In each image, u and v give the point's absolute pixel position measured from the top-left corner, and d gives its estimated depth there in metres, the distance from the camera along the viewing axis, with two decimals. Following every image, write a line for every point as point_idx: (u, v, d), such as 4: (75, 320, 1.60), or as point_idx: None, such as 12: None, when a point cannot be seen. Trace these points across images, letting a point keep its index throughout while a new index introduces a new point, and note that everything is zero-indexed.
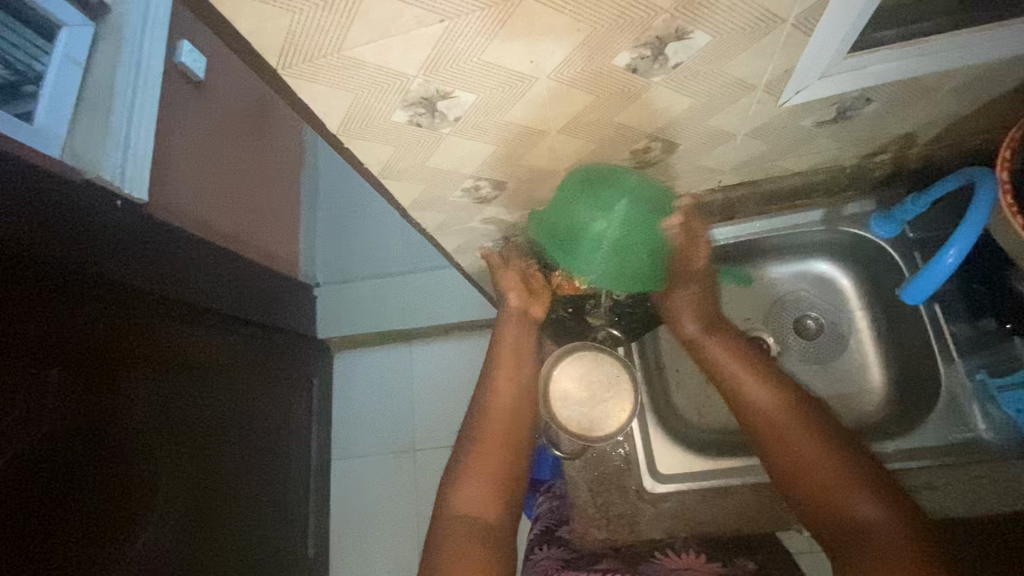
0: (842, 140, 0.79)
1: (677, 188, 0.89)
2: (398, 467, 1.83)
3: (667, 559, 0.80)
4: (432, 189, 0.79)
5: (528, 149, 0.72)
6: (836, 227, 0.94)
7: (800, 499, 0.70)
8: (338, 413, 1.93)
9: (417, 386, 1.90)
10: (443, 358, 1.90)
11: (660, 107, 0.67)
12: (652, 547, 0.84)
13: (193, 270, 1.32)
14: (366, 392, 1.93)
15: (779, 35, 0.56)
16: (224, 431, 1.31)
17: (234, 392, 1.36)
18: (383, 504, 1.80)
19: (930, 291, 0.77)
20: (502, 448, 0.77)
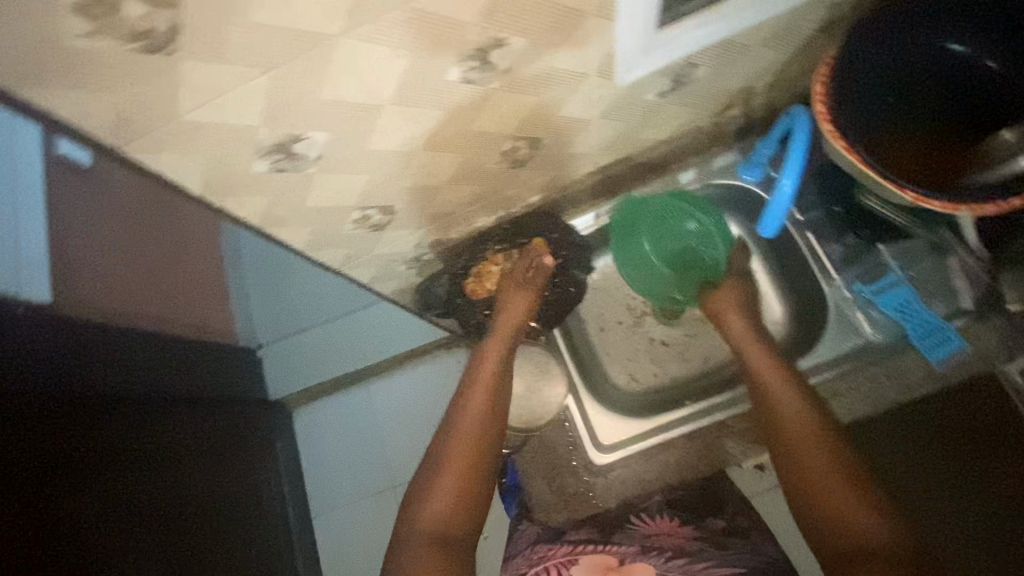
0: (688, 104, 0.87)
1: (558, 177, 0.94)
2: (380, 506, 1.82)
3: (641, 526, 0.86)
4: (321, 227, 0.80)
5: (401, 172, 0.75)
6: (709, 181, 1.02)
7: (811, 510, 0.73)
8: (309, 468, 1.90)
9: (383, 420, 1.90)
10: (400, 398, 1.90)
11: (510, 109, 0.71)
12: (626, 511, 0.89)
13: (117, 361, 1.27)
14: (333, 440, 1.91)
15: (587, 26, 0.62)
16: (190, 525, 1.26)
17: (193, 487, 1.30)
18: (373, 546, 1.78)
19: (779, 221, 0.83)
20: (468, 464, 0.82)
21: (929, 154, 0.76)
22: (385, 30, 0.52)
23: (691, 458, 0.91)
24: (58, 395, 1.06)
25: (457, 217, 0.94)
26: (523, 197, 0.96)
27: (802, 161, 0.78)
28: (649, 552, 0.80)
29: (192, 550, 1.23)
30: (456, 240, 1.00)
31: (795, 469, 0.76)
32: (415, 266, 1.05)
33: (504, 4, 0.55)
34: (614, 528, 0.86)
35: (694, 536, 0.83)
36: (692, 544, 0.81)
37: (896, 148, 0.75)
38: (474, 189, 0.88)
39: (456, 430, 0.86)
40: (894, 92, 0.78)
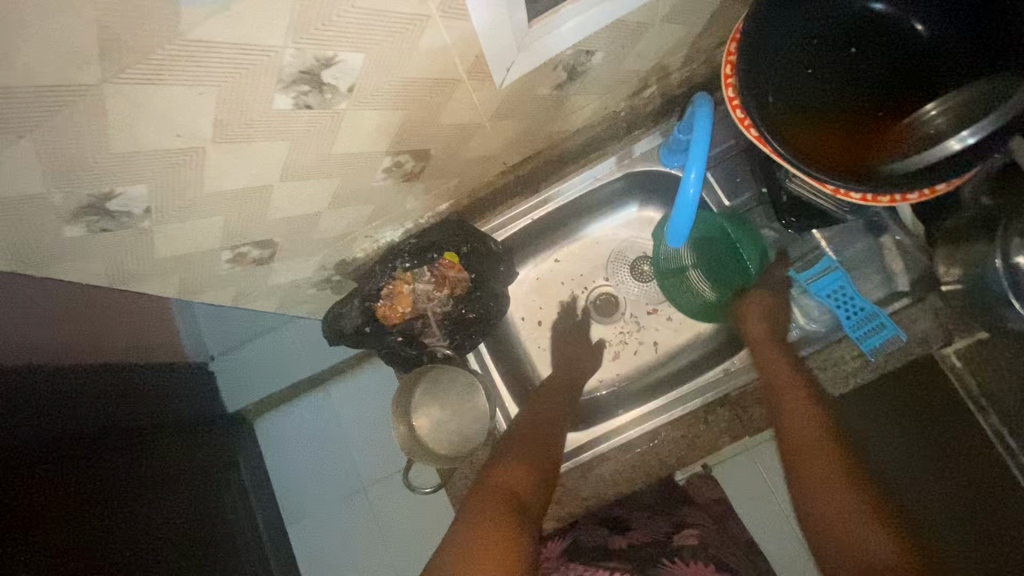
0: (593, 92, 0.78)
1: (465, 182, 0.86)
2: (348, 508, 1.79)
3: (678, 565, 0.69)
4: (192, 271, 0.71)
5: (264, 208, 0.66)
6: (631, 168, 0.93)
7: (819, 528, 0.62)
8: (275, 475, 1.86)
9: (345, 424, 1.84)
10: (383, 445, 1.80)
11: (375, 126, 0.62)
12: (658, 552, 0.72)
13: (109, 404, 1.05)
14: (297, 446, 1.86)
15: (436, 30, 0.52)
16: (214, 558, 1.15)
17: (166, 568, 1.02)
18: (346, 548, 1.77)
19: (686, 227, 0.72)
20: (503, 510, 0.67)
21: (853, 132, 0.68)
22: (164, 68, 0.42)
23: (629, 471, 0.84)
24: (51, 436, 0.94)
25: (358, 236, 0.85)
26: (428, 206, 0.87)
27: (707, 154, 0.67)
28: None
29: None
30: (363, 258, 0.91)
31: (797, 479, 0.67)
32: (326, 287, 0.97)
33: (317, 23, 0.45)
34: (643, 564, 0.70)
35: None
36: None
37: (817, 126, 0.68)
38: (367, 208, 0.79)
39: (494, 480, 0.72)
40: (816, 65, 0.70)
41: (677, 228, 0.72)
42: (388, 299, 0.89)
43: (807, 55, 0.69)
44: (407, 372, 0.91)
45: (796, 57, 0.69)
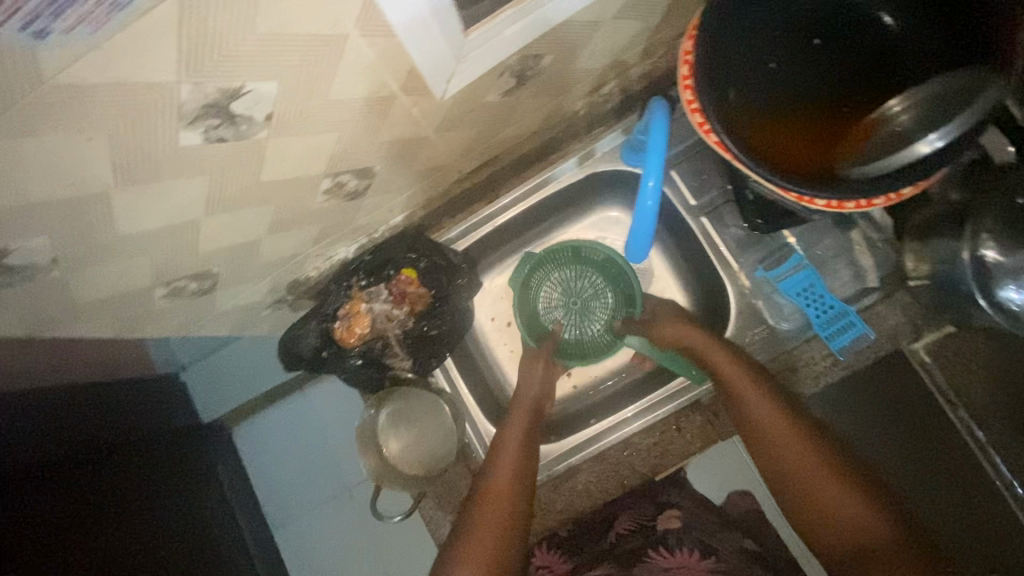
0: (547, 94, 0.73)
1: (418, 193, 0.81)
2: None
3: (663, 560, 0.73)
4: (123, 309, 0.66)
5: (193, 242, 0.61)
6: (593, 169, 0.89)
7: (797, 511, 0.64)
8: None
9: None
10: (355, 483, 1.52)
11: (304, 152, 0.56)
12: (643, 543, 0.77)
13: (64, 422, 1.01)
14: None
15: (357, 49, 0.46)
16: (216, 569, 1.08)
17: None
18: None
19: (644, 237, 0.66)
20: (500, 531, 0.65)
21: (811, 131, 0.65)
22: (36, 117, 0.37)
23: (602, 483, 0.83)
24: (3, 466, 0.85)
25: (307, 256, 0.80)
26: (381, 220, 0.82)
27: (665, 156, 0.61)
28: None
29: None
30: (317, 277, 0.86)
31: (773, 472, 0.67)
32: (281, 307, 0.92)
33: (214, 54, 0.39)
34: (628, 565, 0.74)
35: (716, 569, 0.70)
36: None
37: (783, 125, 0.65)
38: (314, 229, 0.74)
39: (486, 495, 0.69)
40: (778, 58, 0.66)
41: (640, 226, 0.65)
42: (345, 321, 0.85)
43: (769, 49, 0.65)
44: (371, 393, 0.88)
45: (758, 50, 0.65)
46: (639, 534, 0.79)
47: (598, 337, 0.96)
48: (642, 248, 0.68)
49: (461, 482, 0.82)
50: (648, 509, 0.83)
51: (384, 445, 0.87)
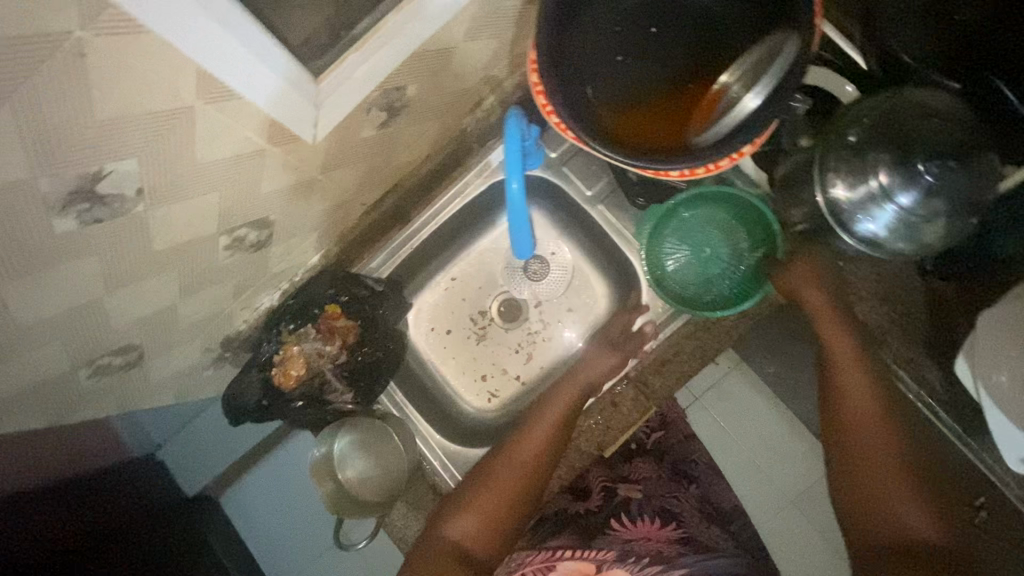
0: (426, 118, 0.78)
1: (329, 230, 0.85)
2: None
3: (621, 531, 0.82)
4: (52, 396, 0.68)
5: (104, 319, 0.64)
6: (492, 178, 0.93)
7: (844, 477, 0.68)
8: None
9: None
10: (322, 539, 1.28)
11: (190, 215, 0.60)
12: (609, 513, 0.85)
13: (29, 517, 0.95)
14: None
15: (208, 115, 0.50)
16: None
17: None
18: None
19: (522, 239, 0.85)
20: (502, 496, 0.76)
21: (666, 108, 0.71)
22: None
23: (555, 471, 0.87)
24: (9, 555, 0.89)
25: (232, 310, 0.83)
26: (297, 263, 0.86)
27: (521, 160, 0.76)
28: (626, 559, 0.77)
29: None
30: (248, 328, 0.89)
31: (846, 441, 0.69)
32: (222, 364, 0.94)
33: (63, 147, 0.43)
34: (591, 535, 0.81)
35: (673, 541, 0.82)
36: (676, 550, 0.80)
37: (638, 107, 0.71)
38: (230, 283, 0.77)
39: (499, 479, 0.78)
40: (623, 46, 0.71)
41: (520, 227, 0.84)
42: (281, 365, 0.87)
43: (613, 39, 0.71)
44: (323, 429, 0.91)
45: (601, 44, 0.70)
46: (609, 502, 0.86)
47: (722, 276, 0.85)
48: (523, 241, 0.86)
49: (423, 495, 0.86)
50: (609, 473, 0.90)
51: (340, 473, 0.87)
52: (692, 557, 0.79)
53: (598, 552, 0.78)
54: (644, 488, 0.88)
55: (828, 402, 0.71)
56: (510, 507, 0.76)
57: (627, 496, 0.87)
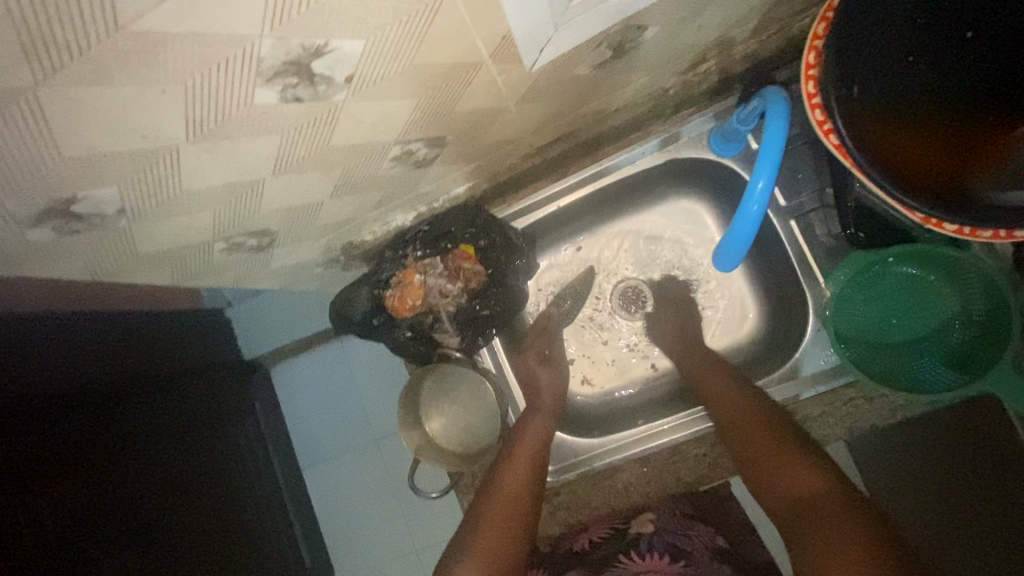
0: (641, 68, 0.66)
1: (486, 164, 0.76)
2: (363, 464, 1.53)
3: (631, 564, 0.67)
4: (181, 262, 0.65)
5: (257, 202, 0.59)
6: (674, 155, 0.83)
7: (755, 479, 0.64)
8: (292, 421, 1.58)
9: (357, 385, 1.55)
10: (393, 438, 1.52)
11: (378, 118, 0.52)
12: (617, 549, 0.71)
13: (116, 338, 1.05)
14: (308, 404, 1.58)
15: (454, 9, 0.41)
16: (252, 509, 1.17)
17: (203, 535, 1.01)
18: (363, 500, 1.52)
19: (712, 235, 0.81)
20: (502, 522, 0.65)
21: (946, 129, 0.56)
22: (112, 66, 0.34)
23: (641, 486, 0.81)
24: (51, 394, 0.91)
25: (365, 220, 0.78)
26: (442, 190, 0.78)
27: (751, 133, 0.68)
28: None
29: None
30: (372, 241, 0.84)
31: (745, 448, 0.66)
32: (333, 266, 0.91)
33: (299, 8, 0.35)
34: (599, 569, 0.69)
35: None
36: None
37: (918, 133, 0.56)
38: (376, 194, 0.71)
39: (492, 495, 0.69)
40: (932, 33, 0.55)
41: (728, 254, 0.62)
42: (397, 290, 0.82)
43: (923, 20, 0.54)
44: (418, 365, 0.87)
45: (907, 23, 0.54)
46: (616, 539, 0.73)
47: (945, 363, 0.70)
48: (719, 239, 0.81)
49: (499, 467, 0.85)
50: (622, 517, 0.78)
51: (426, 423, 0.86)
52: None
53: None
54: (657, 521, 0.74)
55: (743, 458, 0.66)
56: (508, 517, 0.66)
57: (638, 531, 0.72)
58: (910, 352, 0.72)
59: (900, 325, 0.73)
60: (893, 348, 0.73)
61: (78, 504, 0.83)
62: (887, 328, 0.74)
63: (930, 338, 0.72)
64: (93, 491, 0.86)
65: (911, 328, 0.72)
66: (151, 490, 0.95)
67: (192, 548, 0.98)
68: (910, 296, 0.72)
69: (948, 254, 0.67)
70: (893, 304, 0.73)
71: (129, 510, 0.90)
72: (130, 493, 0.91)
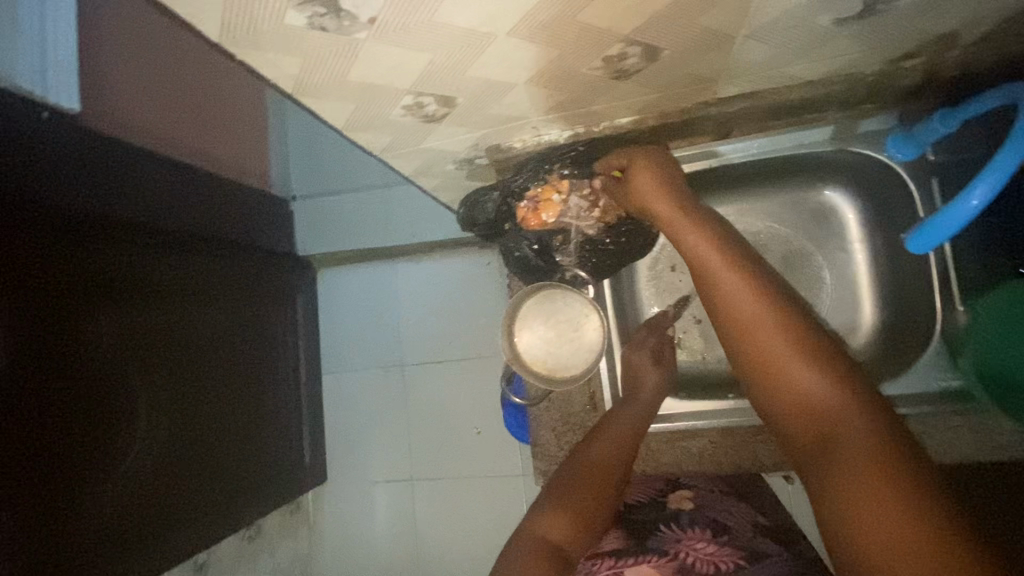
0: (867, 40, 0.64)
1: (664, 101, 0.75)
2: (397, 381, 1.54)
3: (674, 534, 0.70)
4: (365, 105, 0.66)
5: (473, 60, 0.59)
6: (844, 145, 0.82)
7: (763, 391, 0.66)
8: (335, 321, 1.59)
9: (412, 302, 1.55)
10: (441, 366, 1.51)
11: (634, 1, 0.52)
12: (657, 518, 0.74)
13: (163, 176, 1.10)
14: (357, 309, 1.59)
15: None
16: (264, 404, 1.25)
17: (219, 416, 1.10)
18: (389, 417, 1.53)
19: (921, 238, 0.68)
20: (594, 491, 0.69)
21: None
22: None
23: (717, 455, 0.81)
24: (87, 223, 0.89)
25: (528, 123, 0.77)
26: (612, 114, 0.77)
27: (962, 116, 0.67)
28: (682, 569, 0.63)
29: (206, 480, 1.07)
30: (519, 149, 0.84)
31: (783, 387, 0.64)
32: (466, 166, 0.91)
33: None
34: (643, 534, 0.71)
35: (728, 552, 0.65)
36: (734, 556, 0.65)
37: None
38: (558, 96, 0.70)
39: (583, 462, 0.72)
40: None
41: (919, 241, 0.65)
42: (532, 203, 0.84)
43: None
44: (526, 283, 0.88)
45: None
46: (654, 507, 0.76)
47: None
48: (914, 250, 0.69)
49: (576, 399, 0.88)
50: (658, 485, 0.82)
51: (516, 333, 0.87)
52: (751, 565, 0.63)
53: (654, 558, 0.65)
54: (694, 498, 0.77)
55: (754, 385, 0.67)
56: (597, 484, 0.70)
57: (677, 506, 0.76)
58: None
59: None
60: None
61: (128, 353, 0.92)
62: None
63: None
64: (137, 346, 0.94)
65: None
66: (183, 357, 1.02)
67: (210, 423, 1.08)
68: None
69: None
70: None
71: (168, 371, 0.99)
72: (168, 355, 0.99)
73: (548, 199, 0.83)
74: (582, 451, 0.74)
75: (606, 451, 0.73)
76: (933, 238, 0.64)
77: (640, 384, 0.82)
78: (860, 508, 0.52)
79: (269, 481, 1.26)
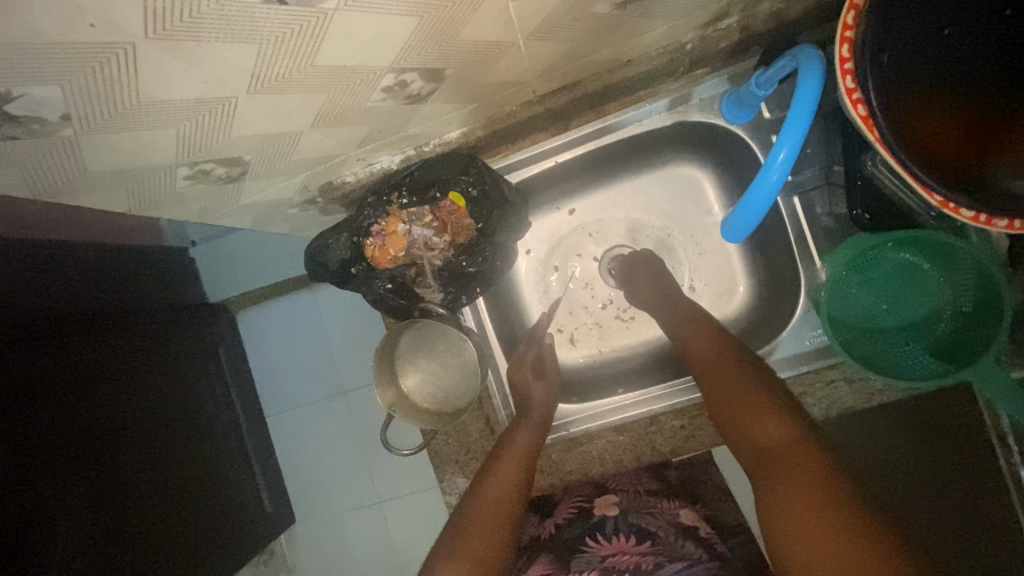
0: (660, 16, 0.60)
1: (485, 108, 0.70)
2: (328, 417, 1.40)
3: (598, 548, 0.64)
4: (139, 186, 0.58)
5: (229, 124, 0.53)
6: (682, 117, 0.79)
7: (733, 435, 0.64)
8: (254, 371, 1.42)
9: (326, 335, 1.39)
10: (369, 395, 1.37)
11: (374, 37, 0.46)
12: (582, 532, 0.68)
13: (65, 262, 0.93)
14: (272, 350, 1.42)
15: None
16: (224, 474, 1.11)
17: (157, 478, 0.93)
18: (327, 458, 1.40)
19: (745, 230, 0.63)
20: (496, 524, 0.64)
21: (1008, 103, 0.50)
22: None
23: (617, 453, 0.83)
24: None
25: (349, 158, 0.71)
26: (435, 133, 0.72)
27: (773, 81, 0.64)
28: None
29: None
30: (354, 183, 0.78)
31: (727, 403, 0.66)
32: (309, 207, 0.85)
33: None
34: (568, 556, 0.64)
35: (651, 556, 0.60)
36: (652, 562, 0.59)
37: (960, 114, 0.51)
38: (363, 129, 0.65)
39: (483, 498, 0.68)
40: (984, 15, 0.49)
41: (746, 218, 0.60)
42: (380, 238, 0.79)
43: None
44: (398, 320, 0.84)
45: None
46: (581, 520, 0.71)
47: (927, 362, 0.72)
48: (745, 230, 0.62)
49: (473, 425, 0.86)
50: (585, 491, 0.78)
51: (401, 380, 0.83)
52: (668, 567, 0.57)
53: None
54: (620, 503, 0.72)
55: (716, 407, 0.68)
56: (500, 519, 0.65)
57: (603, 513, 0.70)
58: (908, 344, 0.74)
59: (890, 318, 0.75)
60: (892, 340, 0.74)
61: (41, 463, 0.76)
62: (886, 321, 0.75)
63: (930, 333, 0.72)
64: (20, 429, 0.75)
65: (907, 323, 0.74)
66: (88, 428, 0.84)
67: (147, 489, 0.91)
68: (904, 291, 0.73)
69: (941, 242, 0.68)
70: (891, 298, 0.74)
71: (72, 447, 0.81)
72: (66, 429, 0.81)
73: (396, 228, 0.79)
74: (479, 489, 0.69)
75: (503, 482, 0.70)
76: (751, 215, 0.60)
77: (529, 401, 0.81)
78: (800, 511, 0.51)
79: (237, 534, 1.11)
